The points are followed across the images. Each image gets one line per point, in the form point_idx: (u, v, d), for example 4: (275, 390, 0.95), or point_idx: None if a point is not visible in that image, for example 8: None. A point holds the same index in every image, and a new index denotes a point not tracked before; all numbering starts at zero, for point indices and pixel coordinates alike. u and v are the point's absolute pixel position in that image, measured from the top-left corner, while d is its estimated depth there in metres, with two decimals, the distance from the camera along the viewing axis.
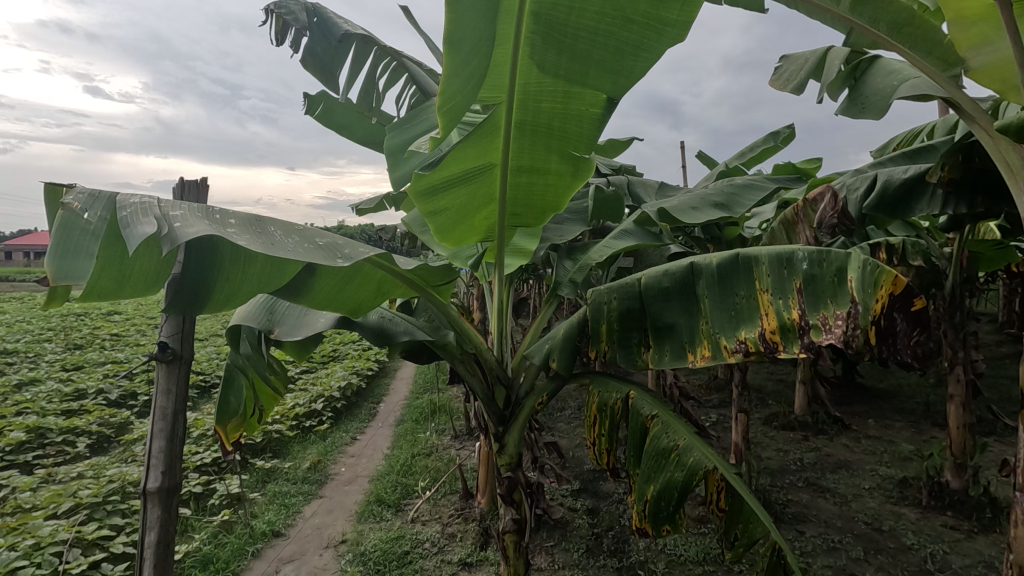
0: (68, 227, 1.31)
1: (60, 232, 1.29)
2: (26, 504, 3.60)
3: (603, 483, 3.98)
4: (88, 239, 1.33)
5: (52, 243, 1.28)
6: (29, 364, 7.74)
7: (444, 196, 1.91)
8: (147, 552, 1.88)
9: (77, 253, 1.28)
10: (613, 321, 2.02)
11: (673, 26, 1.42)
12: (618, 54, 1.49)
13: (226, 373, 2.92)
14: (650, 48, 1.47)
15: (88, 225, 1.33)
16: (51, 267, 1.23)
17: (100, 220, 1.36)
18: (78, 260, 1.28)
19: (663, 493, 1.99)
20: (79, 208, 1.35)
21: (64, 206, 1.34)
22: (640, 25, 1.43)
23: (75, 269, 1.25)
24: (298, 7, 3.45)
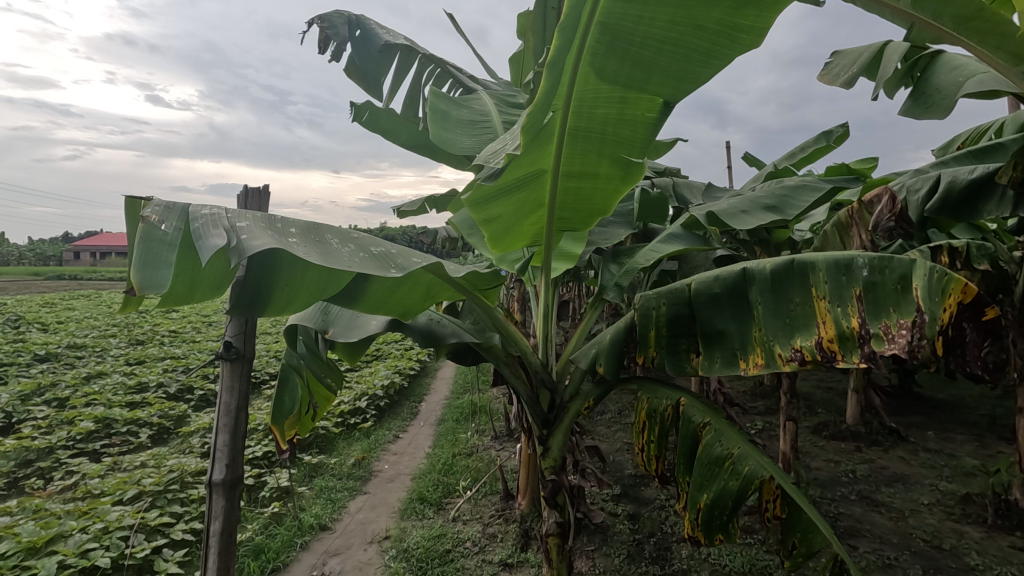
0: (149, 239, 1.38)
1: (142, 244, 1.37)
2: (94, 490, 3.82)
3: (645, 488, 3.93)
4: (166, 250, 1.41)
5: (135, 254, 1.36)
6: (96, 358, 8.22)
7: (497, 204, 1.92)
8: (211, 540, 1.98)
9: (159, 264, 1.36)
10: (661, 326, 2.00)
11: (745, 32, 1.41)
12: (686, 61, 1.50)
13: (281, 374, 3.04)
14: (720, 55, 1.47)
15: (166, 237, 1.41)
16: (136, 276, 1.31)
17: (176, 230, 1.44)
18: (159, 269, 1.36)
19: (717, 502, 1.97)
20: (157, 220, 1.44)
21: (144, 219, 1.42)
22: (711, 32, 1.44)
23: (157, 278, 1.32)
24: (341, 21, 3.56)
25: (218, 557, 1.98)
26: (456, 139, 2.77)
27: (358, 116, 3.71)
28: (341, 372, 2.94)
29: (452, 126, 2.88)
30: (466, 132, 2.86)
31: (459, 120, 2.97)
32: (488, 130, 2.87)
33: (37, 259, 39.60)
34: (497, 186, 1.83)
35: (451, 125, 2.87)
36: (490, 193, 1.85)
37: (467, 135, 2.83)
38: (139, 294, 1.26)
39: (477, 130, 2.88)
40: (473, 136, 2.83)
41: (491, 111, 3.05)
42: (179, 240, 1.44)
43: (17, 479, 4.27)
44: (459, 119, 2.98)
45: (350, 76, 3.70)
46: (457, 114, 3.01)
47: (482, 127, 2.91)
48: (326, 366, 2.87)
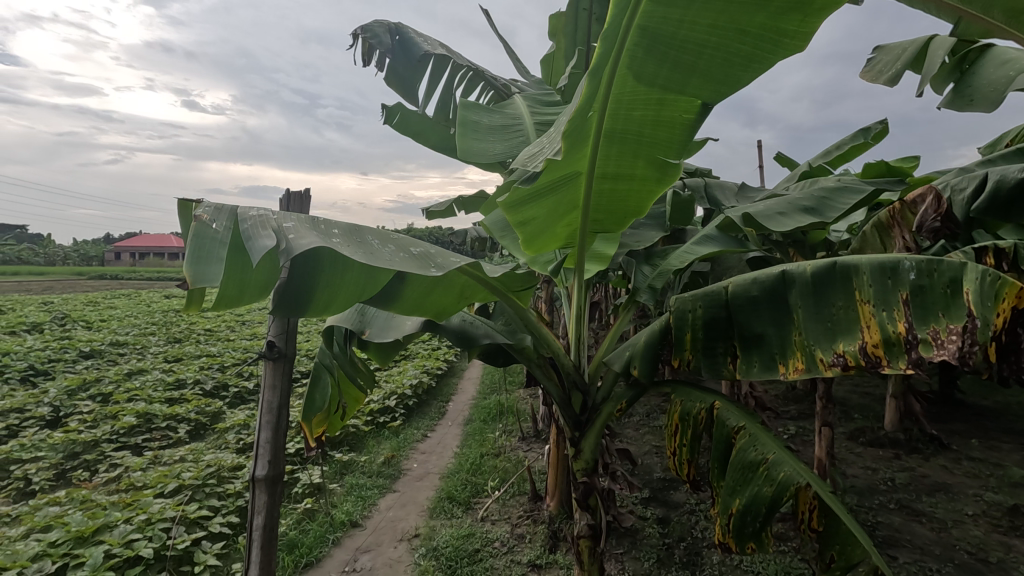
0: (201, 235, 1.42)
1: (195, 239, 1.41)
2: (137, 483, 3.96)
3: (674, 492, 3.89)
4: (217, 245, 1.44)
5: (188, 248, 1.40)
6: (137, 355, 8.52)
7: (533, 206, 1.92)
8: (254, 534, 2.03)
9: (210, 257, 1.40)
10: (697, 329, 1.98)
11: (789, 36, 1.40)
12: (727, 65, 1.48)
13: (312, 373, 3.10)
14: (762, 58, 1.45)
15: (217, 234, 1.46)
16: (189, 270, 1.35)
17: (226, 228, 1.48)
18: (212, 264, 1.40)
19: (750, 508, 1.93)
20: (209, 218, 1.49)
21: (196, 218, 1.46)
22: (755, 35, 1.42)
23: (208, 272, 1.36)
24: (381, 28, 3.63)
25: (260, 551, 2.04)
26: (487, 147, 2.79)
27: (390, 119, 3.77)
28: (372, 372, 2.99)
29: (482, 134, 2.91)
30: (499, 136, 2.88)
31: (489, 128, 2.98)
32: (521, 133, 2.88)
33: (80, 260, 41.15)
34: (532, 189, 1.84)
35: (482, 135, 2.88)
36: (525, 195, 1.86)
37: (499, 140, 2.85)
38: (193, 287, 1.29)
39: (509, 135, 2.89)
40: (505, 141, 2.84)
41: (523, 115, 3.06)
42: (229, 238, 1.48)
43: (65, 470, 4.45)
44: (491, 124, 3.00)
45: (389, 83, 3.77)
46: (488, 122, 3.02)
47: (514, 130, 2.93)
48: (357, 367, 2.90)
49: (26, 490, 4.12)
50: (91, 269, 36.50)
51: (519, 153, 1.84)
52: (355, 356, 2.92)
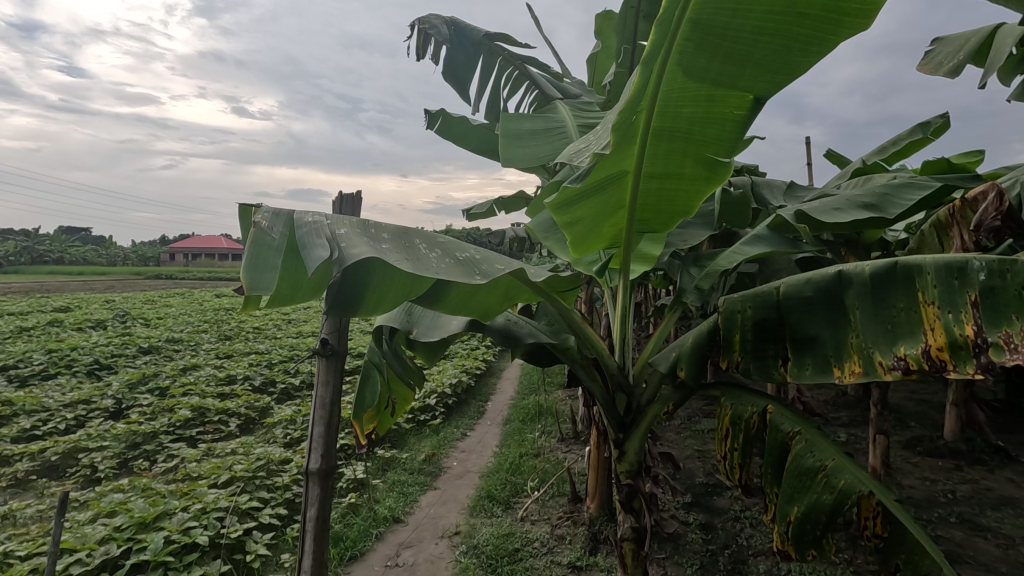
0: (259, 243, 1.50)
1: (253, 248, 1.49)
2: (193, 473, 4.14)
3: (718, 497, 3.80)
4: (273, 254, 1.51)
5: (246, 257, 1.48)
6: (191, 351, 8.92)
7: (578, 207, 1.91)
8: (308, 525, 2.10)
9: (266, 265, 1.47)
10: (746, 330, 1.94)
11: (851, 16, 1.36)
12: (784, 53, 1.46)
13: (363, 370, 3.17)
14: (822, 43, 1.43)
15: (273, 242, 1.53)
16: (247, 276, 1.42)
17: (282, 236, 1.55)
18: (267, 272, 1.47)
19: (809, 515, 1.87)
20: (267, 226, 1.56)
21: (255, 225, 1.54)
22: (813, 19, 1.40)
23: (263, 280, 1.43)
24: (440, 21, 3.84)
25: (313, 542, 2.10)
26: (531, 151, 2.81)
27: (432, 125, 3.83)
28: (421, 371, 3.06)
29: (525, 138, 2.93)
30: (542, 139, 2.91)
31: (532, 131, 3.00)
32: (564, 135, 2.89)
33: (138, 261, 43.43)
34: (579, 189, 1.84)
35: (524, 140, 2.91)
36: (573, 196, 1.85)
37: (542, 144, 2.86)
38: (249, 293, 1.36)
39: (551, 137, 2.90)
40: (549, 143, 2.85)
41: (565, 117, 3.06)
42: (285, 245, 1.55)
43: (127, 459, 4.70)
44: (532, 129, 3.02)
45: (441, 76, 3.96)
46: (529, 126, 3.05)
47: (557, 132, 2.94)
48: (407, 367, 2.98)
49: (92, 477, 4.38)
50: (148, 269, 38.39)
51: (566, 153, 1.84)
52: (406, 356, 2.99)
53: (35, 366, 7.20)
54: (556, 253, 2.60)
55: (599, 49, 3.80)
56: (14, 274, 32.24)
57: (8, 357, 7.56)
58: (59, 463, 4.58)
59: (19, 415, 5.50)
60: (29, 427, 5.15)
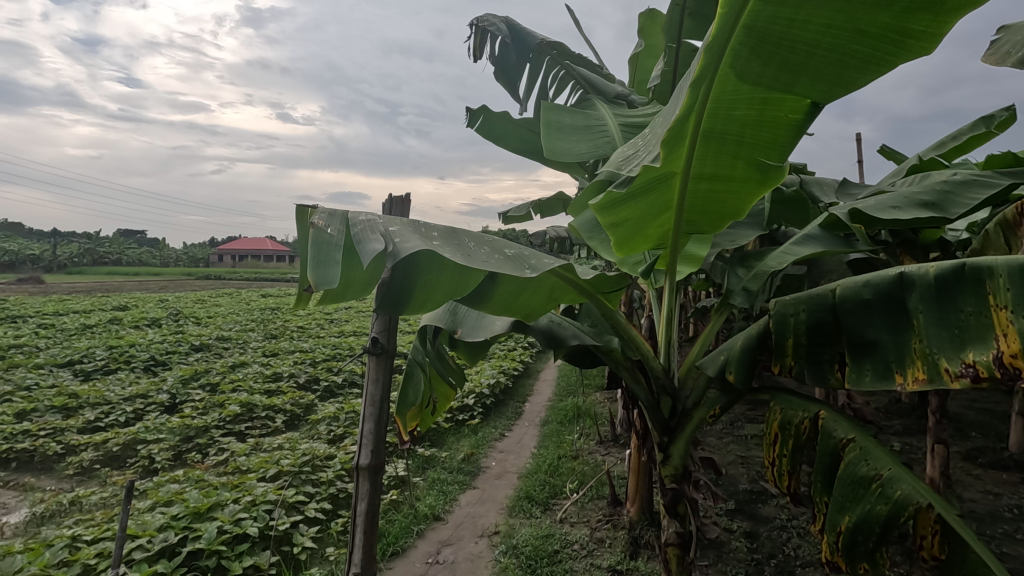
0: (319, 240, 1.53)
1: (315, 244, 1.51)
2: (242, 466, 4.29)
3: (762, 505, 3.70)
4: (334, 249, 1.53)
5: (309, 253, 1.50)
6: (239, 349, 9.26)
7: (624, 209, 1.90)
8: (358, 519, 2.15)
9: (329, 260, 1.49)
10: (800, 334, 1.91)
11: (913, 36, 1.35)
12: (841, 65, 1.45)
13: (406, 368, 3.16)
14: (882, 61, 1.42)
15: (333, 238, 1.55)
16: (312, 272, 1.44)
17: (340, 233, 1.57)
18: (330, 266, 1.49)
19: (861, 526, 1.81)
20: (324, 224, 1.59)
21: (313, 224, 1.57)
22: (874, 36, 1.38)
23: (328, 274, 1.45)
24: (496, 20, 3.92)
25: (363, 535, 2.15)
26: (573, 147, 2.79)
27: (472, 122, 3.87)
28: (462, 372, 3.11)
29: (566, 133, 2.92)
30: (583, 136, 2.89)
31: (574, 128, 2.99)
32: (605, 134, 2.86)
33: (188, 262, 45.39)
34: (626, 193, 1.83)
35: (566, 136, 2.89)
36: (619, 198, 1.84)
37: (583, 140, 2.84)
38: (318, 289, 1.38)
39: (593, 134, 2.89)
40: (590, 141, 2.83)
41: (606, 115, 3.05)
42: (343, 242, 1.57)
43: (181, 451, 4.92)
44: (574, 125, 3.00)
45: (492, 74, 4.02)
46: (571, 122, 3.04)
47: (598, 131, 2.92)
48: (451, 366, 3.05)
49: (150, 468, 4.59)
50: (198, 270, 40.07)
51: (612, 158, 1.86)
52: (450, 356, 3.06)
53: (98, 361, 7.62)
54: (601, 253, 2.58)
55: (642, 49, 3.76)
56: (77, 274, 34.18)
57: (74, 353, 8.02)
58: (120, 454, 4.82)
59: (83, 407, 5.83)
60: (92, 419, 5.44)
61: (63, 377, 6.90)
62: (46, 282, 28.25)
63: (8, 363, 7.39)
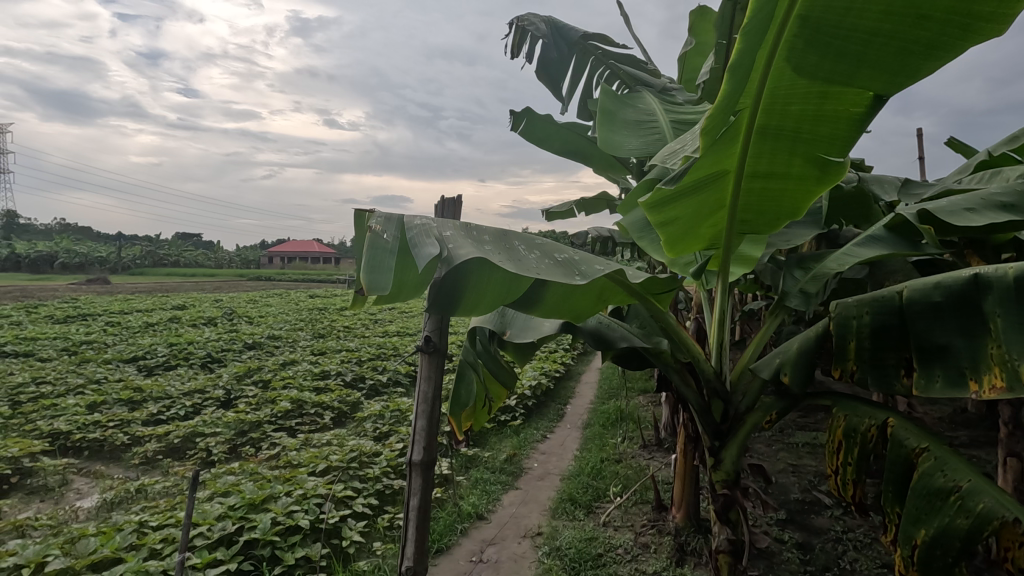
0: (374, 245, 1.58)
1: (369, 250, 1.56)
2: (294, 461, 4.45)
3: (816, 516, 3.56)
4: (387, 255, 1.57)
5: (364, 258, 1.55)
6: (289, 348, 9.59)
7: (675, 207, 1.87)
8: (411, 514, 2.19)
9: (382, 267, 1.53)
10: (863, 338, 1.83)
11: (981, 20, 1.31)
12: (903, 54, 1.41)
13: (458, 370, 3.22)
14: (948, 46, 1.37)
15: (387, 244, 1.59)
16: (365, 278, 1.49)
17: (394, 239, 1.61)
18: (383, 273, 1.53)
19: (939, 541, 1.73)
20: (380, 229, 1.63)
21: (370, 229, 1.62)
22: (937, 21, 1.35)
23: (380, 280, 1.50)
24: (538, 19, 3.91)
25: (415, 530, 2.19)
26: (624, 143, 2.77)
27: (516, 126, 3.90)
28: (514, 370, 3.14)
29: (617, 128, 2.91)
30: (633, 132, 2.86)
31: (624, 123, 2.97)
32: (655, 130, 2.83)
33: (241, 264, 47.36)
34: (677, 190, 1.80)
35: (616, 131, 2.88)
36: (669, 194, 1.82)
37: (633, 136, 2.82)
38: (368, 295, 1.43)
39: (644, 130, 2.86)
40: (640, 136, 2.81)
41: (657, 111, 3.02)
42: (397, 247, 1.61)
43: (236, 445, 5.13)
44: (625, 120, 2.99)
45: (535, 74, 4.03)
46: (622, 116, 3.02)
47: (648, 126, 2.89)
48: (502, 365, 3.09)
49: (208, 459, 4.82)
50: (250, 272, 41.69)
51: (661, 153, 1.87)
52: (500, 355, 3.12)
53: (159, 357, 8.04)
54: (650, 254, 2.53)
55: (692, 47, 3.69)
56: (140, 275, 36.14)
57: (138, 349, 8.49)
58: (180, 446, 5.08)
59: (147, 401, 6.16)
60: (155, 412, 5.75)
61: (128, 371, 7.32)
62: (112, 283, 30.02)
63: (80, 358, 7.89)
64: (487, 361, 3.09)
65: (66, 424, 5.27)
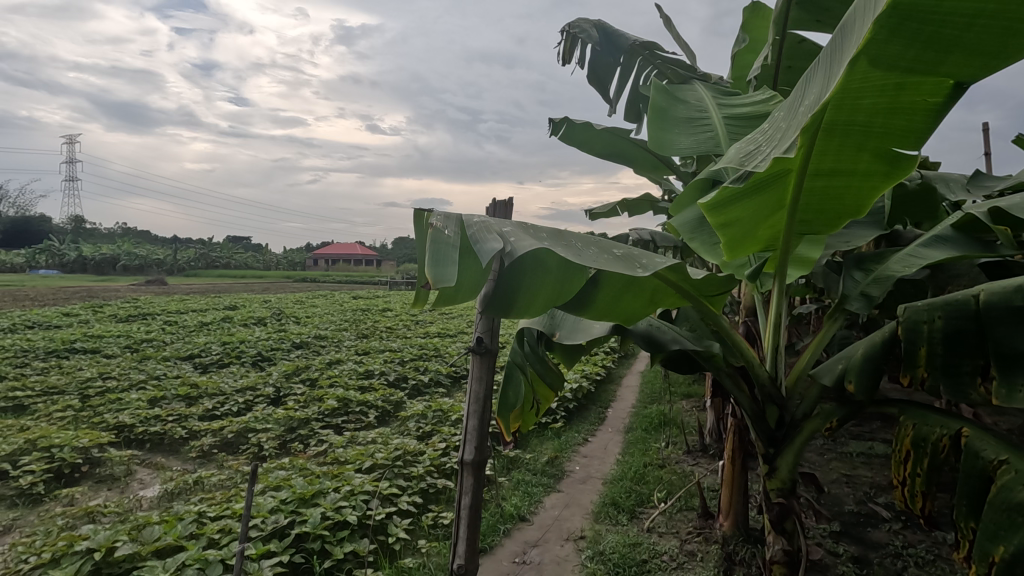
0: (438, 240, 1.58)
1: (433, 245, 1.57)
2: (341, 458, 4.56)
3: (873, 530, 3.41)
4: (450, 250, 1.58)
5: (428, 255, 1.55)
6: (334, 347, 9.86)
7: (736, 207, 1.85)
8: (463, 512, 2.22)
9: (446, 260, 1.54)
10: (935, 343, 1.78)
11: None
12: (1004, 35, 1.26)
13: (506, 370, 3.24)
14: None
15: (450, 239, 1.60)
16: (430, 270, 1.49)
17: (456, 235, 1.62)
18: (447, 266, 1.53)
19: (1020, 559, 1.63)
20: (441, 226, 1.65)
21: (432, 226, 1.64)
22: None
23: (445, 273, 1.50)
24: (588, 24, 3.94)
25: (467, 529, 2.22)
26: (676, 141, 2.76)
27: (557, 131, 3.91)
28: (560, 374, 2.99)
29: (669, 125, 2.89)
30: (685, 130, 2.83)
31: (676, 120, 2.94)
32: (708, 128, 2.79)
33: (287, 265, 48.96)
34: (739, 190, 1.78)
35: (668, 129, 2.86)
36: (730, 195, 1.81)
37: (686, 133, 2.80)
38: (436, 286, 1.43)
39: (696, 128, 2.83)
40: (692, 134, 2.78)
41: (709, 107, 2.97)
42: (459, 243, 1.62)
43: (286, 440, 5.31)
44: (677, 117, 2.96)
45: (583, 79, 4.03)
46: (674, 113, 2.99)
47: (701, 124, 2.85)
48: (550, 368, 2.99)
49: (259, 454, 5.00)
50: (295, 274, 43.04)
51: (733, 153, 1.83)
52: (550, 359, 3.03)
53: (214, 355, 8.41)
54: (703, 254, 2.46)
55: (744, 44, 3.63)
56: (193, 276, 37.82)
57: (194, 347, 8.90)
58: (234, 440, 5.29)
59: (203, 396, 6.44)
60: (210, 408, 6.01)
61: (185, 368, 7.67)
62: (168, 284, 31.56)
63: (142, 354, 8.33)
64: (534, 362, 3.02)
65: (130, 417, 5.57)
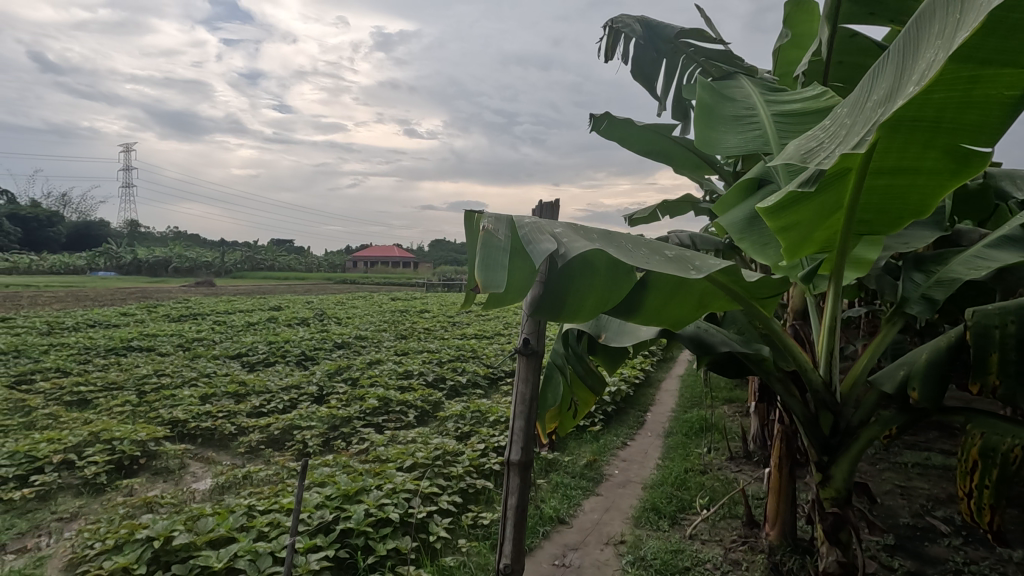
0: (488, 244, 1.60)
1: (484, 249, 1.59)
2: (382, 456, 4.64)
3: (930, 545, 3.25)
4: (500, 253, 1.59)
5: (479, 257, 1.61)
6: (373, 348, 10.05)
7: (795, 211, 1.81)
8: (509, 512, 2.23)
9: (497, 265, 1.56)
10: (1008, 349, 1.77)
11: None
12: None
13: (547, 373, 3.26)
14: None
15: (501, 243, 1.62)
16: (481, 276, 1.52)
17: (507, 238, 1.63)
18: (498, 271, 1.55)
19: None
20: (493, 229, 1.67)
21: (483, 229, 1.66)
22: None
23: (496, 278, 1.52)
24: (632, 20, 3.90)
25: (513, 529, 2.23)
26: (722, 140, 2.73)
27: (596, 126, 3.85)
28: (601, 376, 2.97)
29: (715, 124, 2.86)
30: (731, 128, 2.80)
31: (722, 117, 2.90)
32: (755, 126, 2.75)
33: (327, 268, 50.23)
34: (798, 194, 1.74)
35: (714, 128, 2.83)
36: (789, 201, 1.78)
37: (732, 132, 2.76)
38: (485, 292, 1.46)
39: (743, 126, 2.79)
40: (739, 133, 2.74)
41: (757, 104, 2.92)
42: (510, 245, 1.63)
43: (329, 438, 5.44)
44: (724, 114, 2.92)
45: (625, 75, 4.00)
46: (720, 110, 2.95)
47: (749, 122, 2.80)
48: (589, 370, 3.00)
49: (304, 451, 5.15)
50: (335, 276, 44.09)
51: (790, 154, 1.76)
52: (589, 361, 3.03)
53: (260, 355, 8.69)
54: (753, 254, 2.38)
55: (788, 40, 3.51)
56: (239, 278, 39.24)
57: (241, 346, 9.23)
58: (280, 437, 5.46)
59: (250, 394, 6.68)
60: (257, 405, 6.22)
61: (234, 367, 7.97)
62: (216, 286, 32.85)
63: (193, 353, 8.68)
64: (573, 362, 3.04)
65: (183, 413, 5.81)
